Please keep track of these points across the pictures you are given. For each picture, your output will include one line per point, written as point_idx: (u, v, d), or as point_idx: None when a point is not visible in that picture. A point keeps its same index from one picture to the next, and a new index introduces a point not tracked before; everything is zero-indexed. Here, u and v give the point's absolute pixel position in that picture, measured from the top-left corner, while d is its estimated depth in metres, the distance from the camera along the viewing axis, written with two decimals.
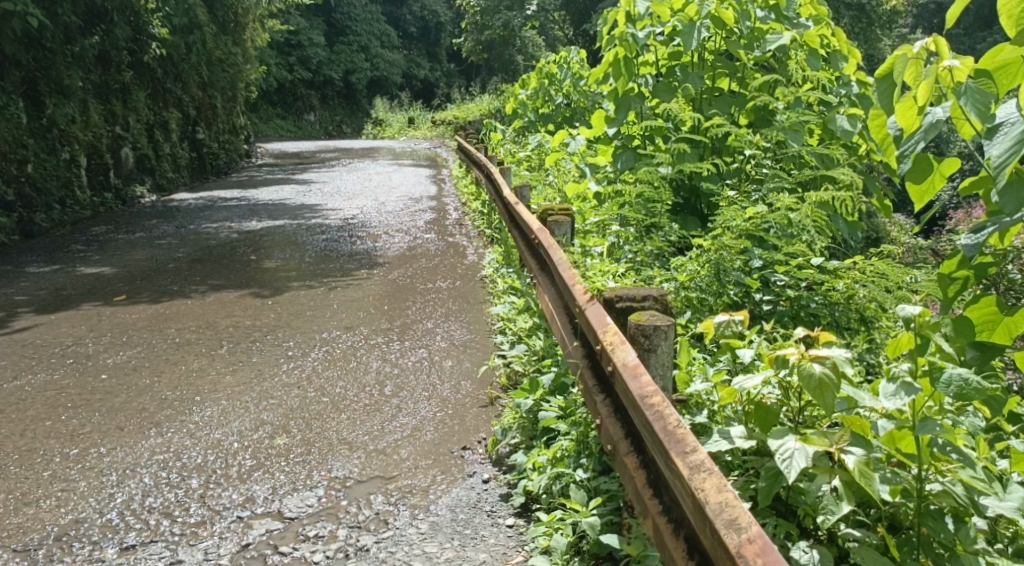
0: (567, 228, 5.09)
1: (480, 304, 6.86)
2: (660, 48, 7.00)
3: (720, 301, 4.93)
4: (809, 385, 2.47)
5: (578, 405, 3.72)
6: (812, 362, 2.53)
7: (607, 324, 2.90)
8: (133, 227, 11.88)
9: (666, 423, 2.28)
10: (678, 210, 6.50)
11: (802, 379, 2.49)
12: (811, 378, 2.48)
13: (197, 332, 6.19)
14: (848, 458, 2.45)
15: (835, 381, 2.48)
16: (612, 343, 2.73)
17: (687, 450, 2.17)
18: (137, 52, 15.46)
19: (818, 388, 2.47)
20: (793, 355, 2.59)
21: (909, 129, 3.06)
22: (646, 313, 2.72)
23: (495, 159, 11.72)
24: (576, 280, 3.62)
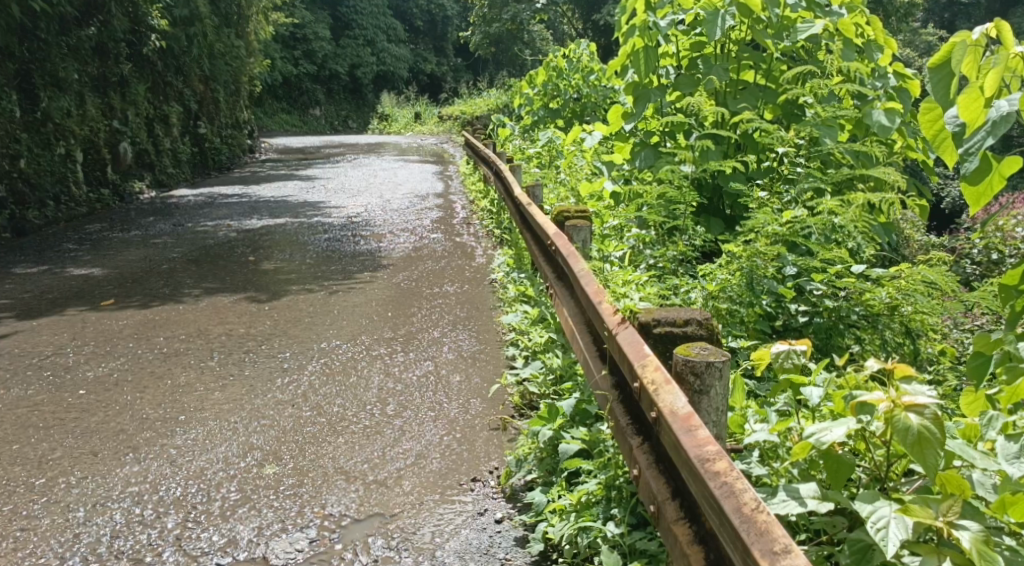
0: (587, 234, 4.57)
1: (490, 311, 6.44)
2: (682, 38, 6.60)
3: (754, 312, 4.53)
4: (905, 442, 2.15)
5: (605, 441, 3.30)
6: (907, 412, 2.21)
7: (646, 356, 2.50)
8: (130, 224, 11.51)
9: (742, 503, 1.86)
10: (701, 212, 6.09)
11: (897, 434, 2.18)
12: (908, 434, 2.17)
13: (186, 341, 5.80)
14: (961, 535, 2.04)
15: (937, 437, 2.15)
16: (656, 384, 2.33)
17: (772, 547, 1.74)
18: (135, 44, 15.07)
19: (917, 445, 2.15)
20: (882, 404, 2.25)
21: (972, 124, 2.61)
22: (695, 346, 2.33)
23: (505, 155, 11.30)
24: (601, 295, 3.22)
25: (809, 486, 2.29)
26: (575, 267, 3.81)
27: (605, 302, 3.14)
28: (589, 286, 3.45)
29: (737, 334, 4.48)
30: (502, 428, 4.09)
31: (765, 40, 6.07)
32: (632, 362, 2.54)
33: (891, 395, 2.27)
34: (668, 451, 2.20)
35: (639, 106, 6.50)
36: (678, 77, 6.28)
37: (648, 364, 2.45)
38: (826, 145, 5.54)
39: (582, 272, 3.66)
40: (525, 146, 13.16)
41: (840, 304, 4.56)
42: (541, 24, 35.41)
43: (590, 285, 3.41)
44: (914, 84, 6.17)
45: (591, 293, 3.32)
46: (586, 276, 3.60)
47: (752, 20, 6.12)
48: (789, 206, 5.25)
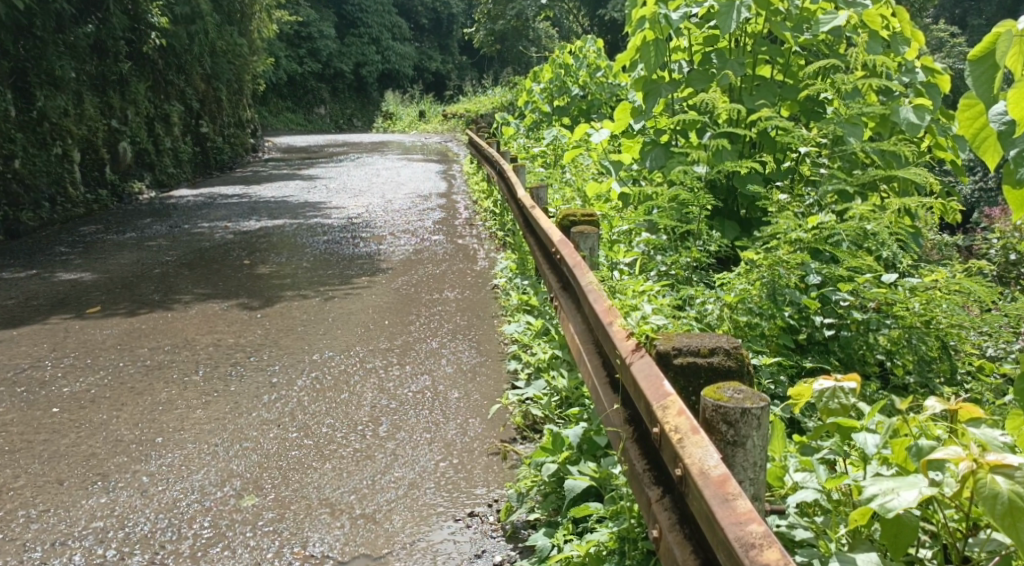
0: (594, 241, 4.19)
1: (491, 320, 6.11)
2: (695, 32, 6.34)
3: (775, 325, 4.21)
4: (995, 514, 1.88)
5: (618, 480, 2.97)
6: (994, 476, 1.93)
7: (668, 398, 2.17)
8: (125, 226, 11.21)
9: None
10: (714, 214, 5.76)
11: (985, 501, 1.90)
12: (997, 502, 1.89)
13: (171, 353, 5.48)
14: None
15: None
16: (683, 436, 2.00)
17: None
18: (135, 42, 14.77)
19: (1008, 517, 1.87)
20: (962, 464, 1.99)
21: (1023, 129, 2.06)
22: (728, 389, 2.00)
23: (509, 155, 10.98)
24: (611, 315, 2.90)
25: (867, 556, 2.10)
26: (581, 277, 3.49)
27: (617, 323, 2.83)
28: (596, 301, 3.13)
29: (758, 349, 4.15)
30: (502, 456, 3.74)
31: (783, 33, 5.71)
32: (649, 402, 2.24)
33: (972, 453, 2.00)
34: (696, 517, 1.89)
35: (648, 102, 6.24)
36: (691, 72, 5.99)
37: (668, 405, 2.15)
38: (850, 145, 5.14)
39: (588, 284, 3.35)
40: (529, 145, 12.83)
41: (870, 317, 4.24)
42: (546, 21, 35.10)
43: (599, 301, 3.09)
44: (942, 79, 5.93)
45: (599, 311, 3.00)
46: (594, 289, 3.28)
47: (769, 12, 5.77)
48: (812, 210, 4.91)
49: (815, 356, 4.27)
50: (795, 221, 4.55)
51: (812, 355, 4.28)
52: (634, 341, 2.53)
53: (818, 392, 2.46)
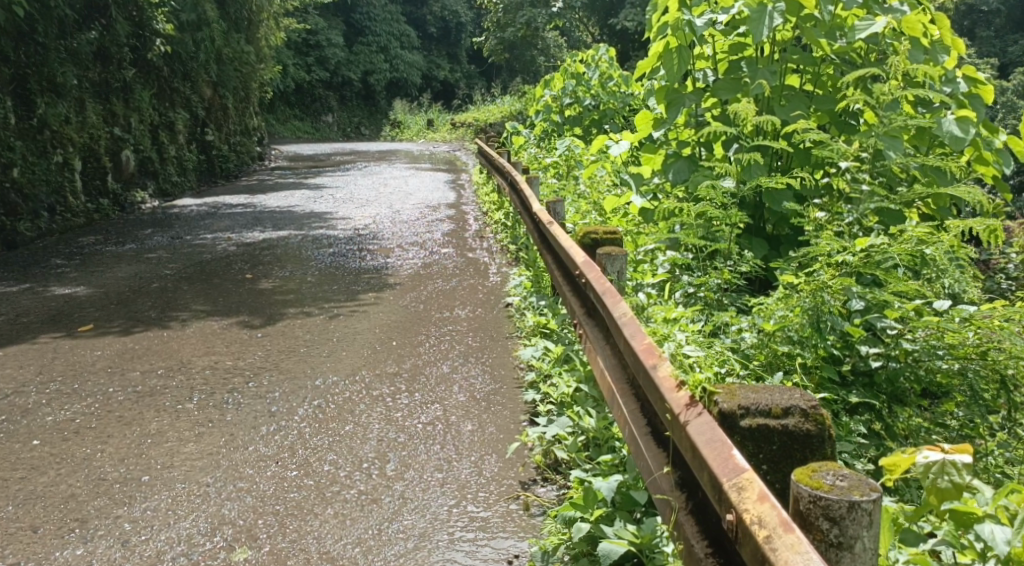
0: (620, 265, 3.79)
1: (507, 342, 5.76)
2: (720, 39, 5.98)
3: (818, 356, 3.87)
4: None
5: (661, 549, 2.63)
6: None
7: (744, 475, 1.91)
8: (125, 236, 10.92)
9: None
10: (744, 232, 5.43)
11: None
12: None
13: (164, 377, 5.14)
14: None
15: None
16: (772, 529, 1.73)
17: None
18: (139, 49, 14.46)
19: None
20: None
21: None
22: (828, 476, 1.76)
23: (521, 165, 10.64)
24: (653, 356, 2.60)
25: None
26: (611, 306, 3.18)
27: (662, 366, 2.54)
28: (632, 336, 2.84)
29: (801, 383, 3.79)
30: (521, 506, 3.36)
31: (816, 39, 5.36)
32: (717, 476, 1.97)
33: None
34: None
35: (672, 113, 5.90)
36: (718, 81, 5.63)
37: (743, 483, 1.89)
38: (891, 160, 4.73)
39: (620, 314, 3.04)
40: (541, 155, 12.51)
41: (921, 348, 3.90)
42: (556, 30, 34.77)
43: (635, 338, 2.79)
44: (986, 89, 5.56)
45: (636, 349, 2.70)
46: (628, 319, 2.98)
47: (801, 17, 5.42)
48: (853, 230, 4.55)
49: (860, 390, 3.93)
50: (837, 243, 4.19)
51: (857, 389, 3.94)
52: (689, 397, 2.29)
53: (923, 466, 2.22)
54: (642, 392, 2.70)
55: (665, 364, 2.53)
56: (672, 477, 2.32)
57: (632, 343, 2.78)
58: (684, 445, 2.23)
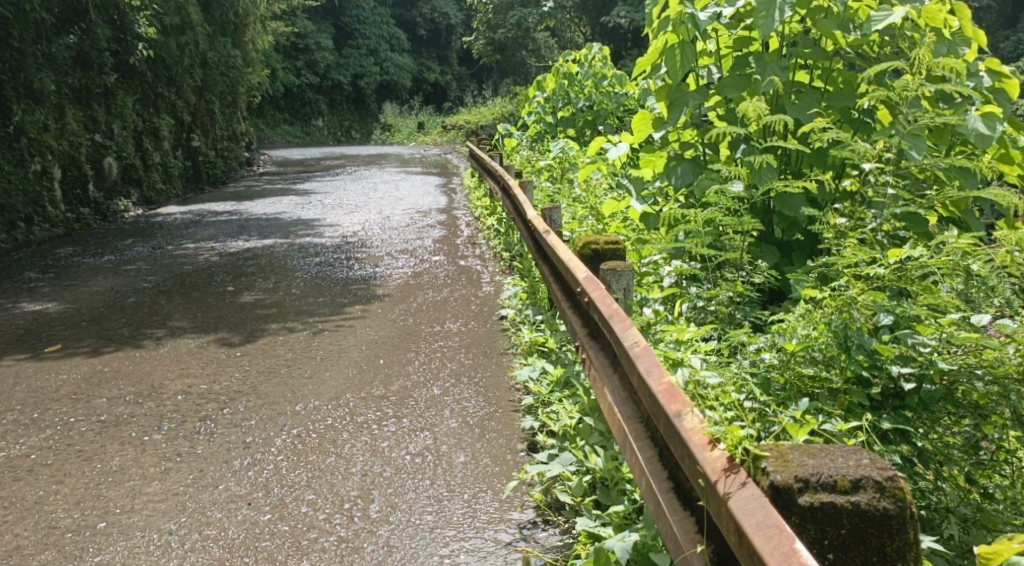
0: (627, 280, 3.44)
1: (502, 359, 5.39)
2: (726, 34, 5.66)
3: (846, 379, 3.49)
4: None
5: None
6: None
7: None
8: (104, 247, 10.52)
9: None
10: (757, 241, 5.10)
11: None
12: None
13: (133, 404, 4.76)
14: None
15: None
16: None
17: None
18: (121, 54, 14.03)
19: None
20: None
21: None
22: None
23: (514, 169, 10.27)
24: (676, 402, 2.26)
25: None
26: (620, 332, 2.82)
27: (688, 415, 2.20)
28: (649, 370, 2.48)
29: (829, 410, 3.40)
30: (521, 557, 2.99)
31: (829, 30, 5.03)
32: None
33: None
34: None
35: (674, 113, 5.53)
36: (724, 78, 5.30)
37: None
38: (915, 160, 4.38)
39: (631, 341, 2.68)
40: (534, 158, 12.15)
41: (959, 367, 3.42)
42: (547, 30, 34.46)
43: (652, 374, 2.44)
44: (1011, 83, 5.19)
45: (654, 390, 2.36)
46: (641, 348, 2.63)
47: (812, 8, 5.11)
48: (877, 238, 4.19)
49: (892, 413, 3.48)
50: (864, 254, 3.84)
51: (888, 413, 3.49)
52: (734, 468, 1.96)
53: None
54: (662, 439, 2.35)
55: (693, 414, 2.19)
56: (706, 555, 1.98)
57: (649, 380, 2.43)
58: (726, 524, 1.91)
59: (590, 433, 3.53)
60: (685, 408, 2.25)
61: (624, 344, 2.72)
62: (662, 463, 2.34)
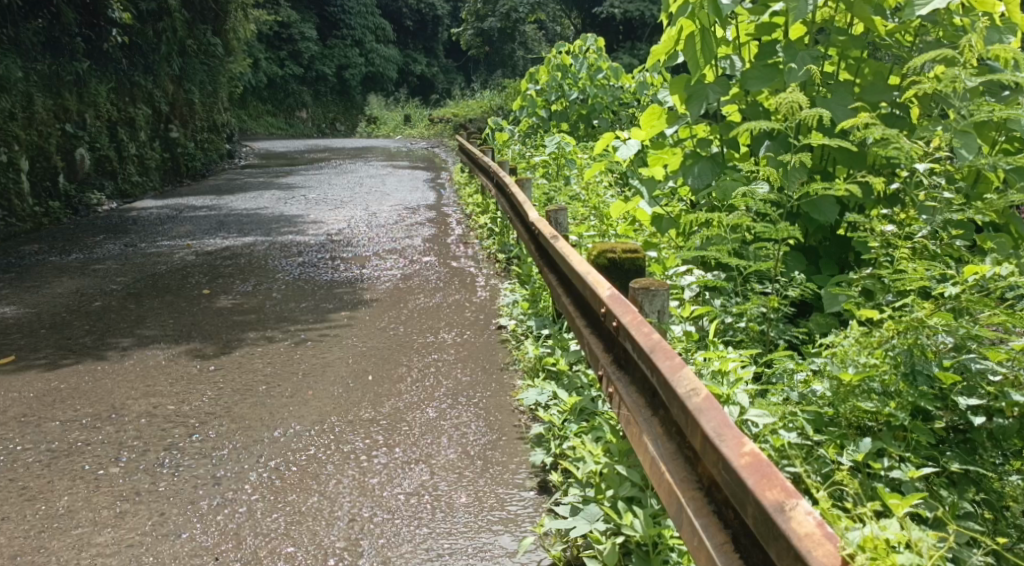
0: (662, 302, 2.97)
1: (503, 376, 4.89)
2: (748, 22, 5.16)
3: (910, 417, 2.92)
4: None
5: None
6: None
7: None
8: (72, 244, 9.95)
9: None
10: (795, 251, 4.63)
11: None
12: None
13: (89, 429, 4.26)
14: None
15: None
16: None
17: None
18: (94, 40, 13.32)
19: None
20: None
21: None
22: None
23: (507, 164, 9.74)
24: (777, 488, 1.75)
25: None
26: (669, 374, 2.30)
27: (796, 509, 1.70)
28: (721, 436, 1.97)
29: (894, 452, 2.86)
30: None
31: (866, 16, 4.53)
32: None
33: None
34: None
35: (692, 106, 5.01)
36: (748, 72, 4.83)
37: None
38: (967, 161, 3.91)
39: (688, 390, 2.17)
40: (528, 152, 11.64)
41: None
42: (535, 23, 33.98)
43: (729, 443, 1.93)
44: None
45: (740, 468, 1.85)
46: (703, 401, 2.12)
47: None
48: (928, 246, 3.67)
49: (958, 453, 2.95)
50: (932, 267, 3.31)
51: (953, 451, 2.96)
52: None
53: None
54: (746, 530, 1.84)
55: (804, 509, 1.68)
56: None
57: (725, 450, 1.92)
58: None
59: (620, 484, 3.03)
60: (786, 496, 1.75)
61: (678, 391, 2.21)
62: (742, 558, 1.84)
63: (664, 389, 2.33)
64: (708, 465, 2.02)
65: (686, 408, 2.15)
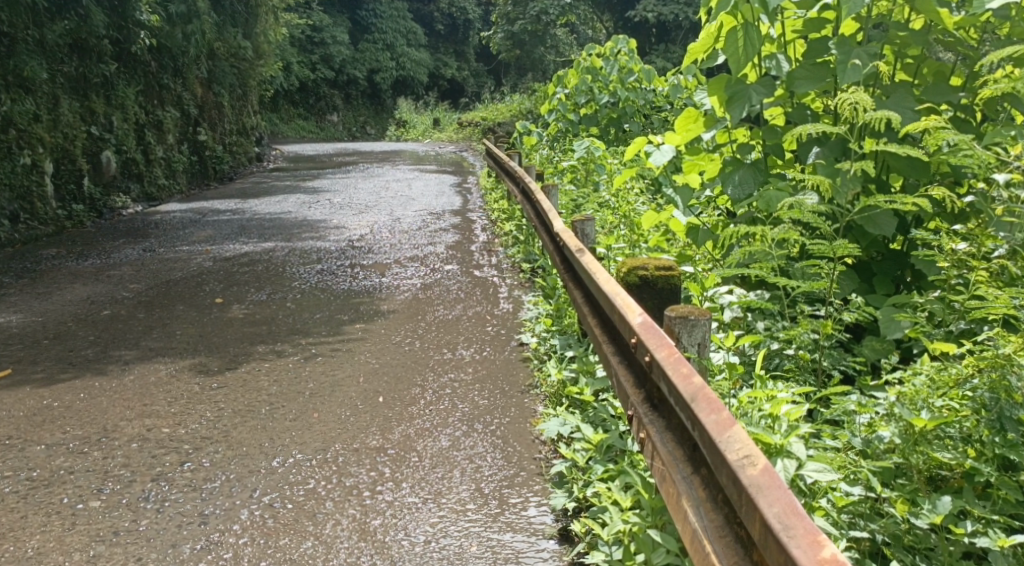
0: (701, 335, 2.57)
1: (523, 400, 4.51)
2: (796, 19, 4.76)
3: (996, 471, 2.56)
4: None
5: None
6: None
7: None
8: (90, 249, 9.70)
9: None
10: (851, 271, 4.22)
11: None
12: None
13: (75, 455, 3.93)
14: None
15: None
16: None
17: None
18: (122, 42, 13.15)
19: None
20: None
21: None
22: None
23: (535, 170, 9.35)
24: None
25: None
26: (716, 434, 1.92)
27: None
28: (790, 532, 1.60)
29: (977, 514, 2.49)
30: None
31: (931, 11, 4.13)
32: None
33: None
34: None
35: (733, 109, 4.59)
36: (797, 72, 4.42)
37: None
38: None
39: (742, 460, 1.79)
40: (556, 157, 11.24)
41: None
42: (566, 27, 33.54)
43: (800, 544, 1.56)
44: None
45: None
46: (762, 477, 1.74)
47: None
48: (1006, 270, 3.31)
49: None
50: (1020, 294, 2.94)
51: None
52: None
53: None
54: None
55: None
56: None
57: (796, 553, 1.55)
58: None
59: (653, 550, 2.70)
60: None
61: (729, 458, 1.83)
62: None
63: (708, 450, 1.95)
64: (770, 562, 1.64)
65: (741, 485, 1.77)
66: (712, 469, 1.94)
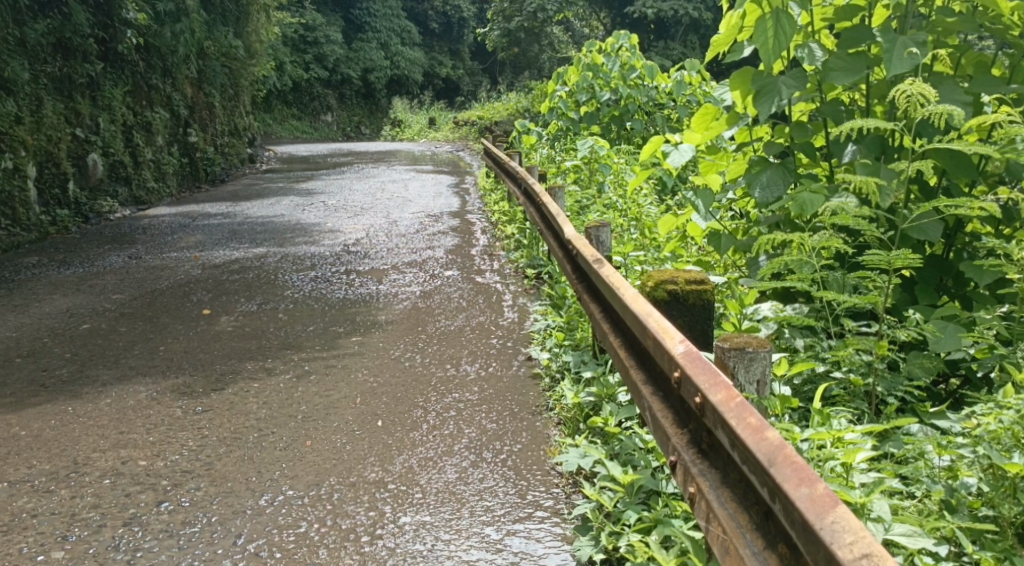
0: (760, 370, 2.34)
1: (535, 423, 4.13)
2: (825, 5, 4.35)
3: None
4: None
5: None
6: None
7: None
8: (73, 256, 9.29)
9: None
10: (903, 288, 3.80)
11: None
12: None
13: (40, 494, 3.54)
14: None
15: None
16: None
17: None
18: (108, 41, 12.74)
19: None
20: None
21: None
22: None
23: (536, 169, 8.97)
24: None
25: None
26: (819, 520, 1.65)
27: None
28: None
29: None
30: None
31: None
32: None
33: None
34: None
35: (760, 103, 4.15)
36: (831, 63, 4.00)
37: None
38: None
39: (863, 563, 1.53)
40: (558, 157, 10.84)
41: None
42: (562, 25, 33.08)
43: None
44: None
45: None
46: None
47: None
48: None
49: None
50: None
51: None
52: None
53: None
54: None
55: None
56: None
57: None
58: None
59: None
60: None
61: (841, 556, 1.56)
62: None
63: (803, 535, 1.69)
64: None
65: None
66: (808, 558, 1.68)
